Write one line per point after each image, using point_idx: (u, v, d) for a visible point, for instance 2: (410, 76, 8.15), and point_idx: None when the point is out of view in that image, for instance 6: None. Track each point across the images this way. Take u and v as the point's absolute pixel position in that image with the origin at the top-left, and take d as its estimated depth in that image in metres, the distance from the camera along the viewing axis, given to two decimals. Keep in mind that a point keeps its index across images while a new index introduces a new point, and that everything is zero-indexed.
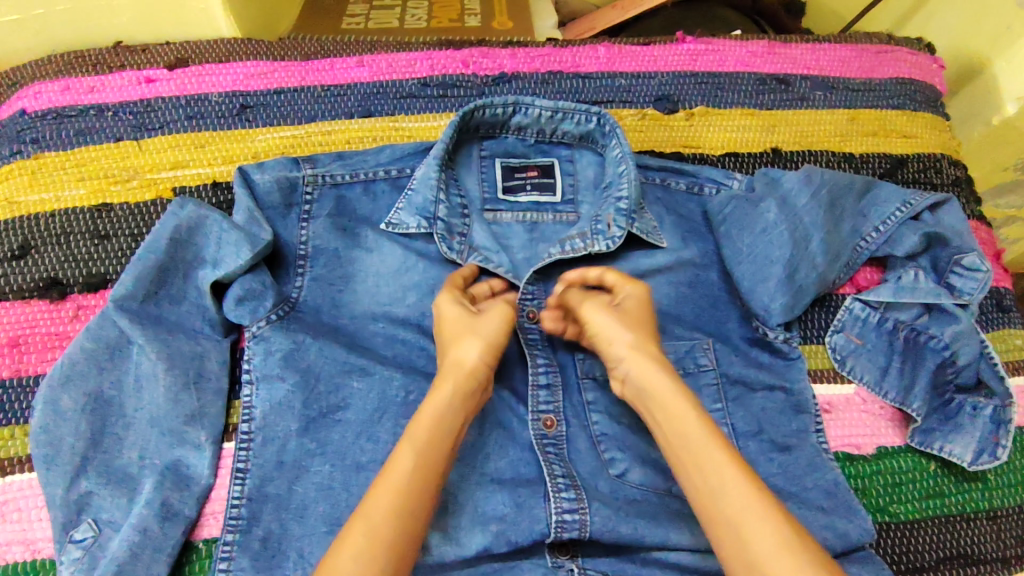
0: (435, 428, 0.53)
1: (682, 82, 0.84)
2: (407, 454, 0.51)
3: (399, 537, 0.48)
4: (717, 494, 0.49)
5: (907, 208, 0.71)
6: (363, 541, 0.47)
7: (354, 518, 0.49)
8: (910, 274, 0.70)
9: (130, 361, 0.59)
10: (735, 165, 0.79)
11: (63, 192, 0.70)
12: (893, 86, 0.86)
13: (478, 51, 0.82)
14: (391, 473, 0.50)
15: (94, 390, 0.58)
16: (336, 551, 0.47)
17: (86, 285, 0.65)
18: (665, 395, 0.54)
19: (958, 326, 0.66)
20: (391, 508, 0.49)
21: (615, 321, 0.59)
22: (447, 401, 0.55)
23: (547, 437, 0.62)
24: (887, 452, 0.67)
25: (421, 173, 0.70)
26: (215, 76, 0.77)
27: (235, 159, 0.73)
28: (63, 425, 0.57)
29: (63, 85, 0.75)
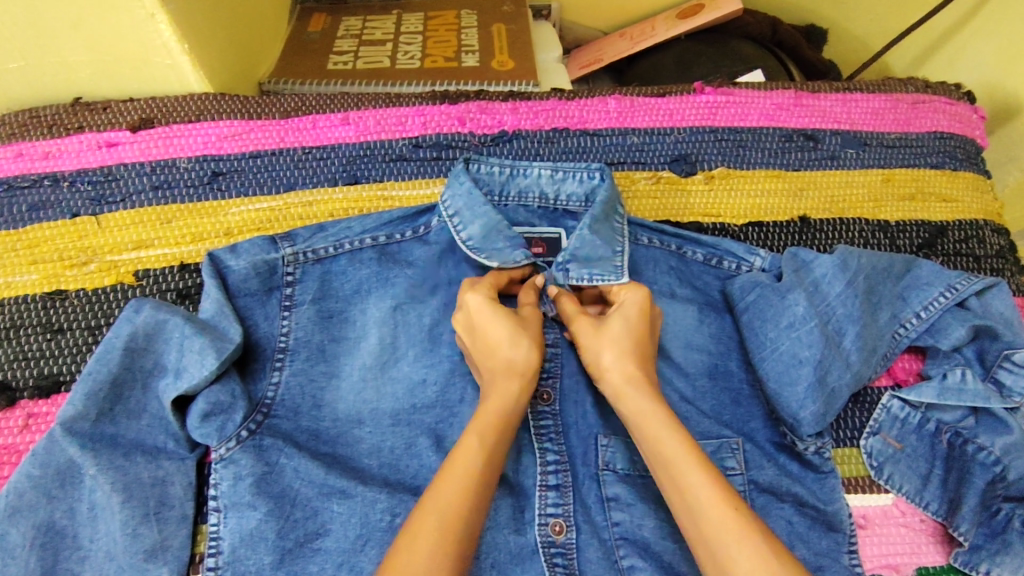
0: (499, 422, 0.51)
1: (701, 139, 0.76)
2: (473, 444, 0.49)
3: (471, 528, 0.46)
4: (694, 515, 0.46)
5: (952, 293, 0.63)
6: (435, 532, 0.44)
7: (423, 505, 0.46)
8: (957, 373, 0.62)
9: (84, 488, 0.52)
10: (760, 238, 0.72)
11: (14, 277, 0.63)
12: (932, 142, 0.79)
13: (476, 105, 0.75)
14: (460, 462, 0.48)
15: (44, 521, 0.51)
16: (406, 540, 0.45)
17: (38, 389, 0.59)
18: (640, 413, 0.52)
19: (1010, 437, 0.60)
20: (465, 501, 0.46)
21: (601, 333, 0.56)
22: (508, 393, 0.53)
23: (555, 544, 0.56)
24: (928, 573, 0.61)
25: (480, 226, 0.63)
26: (184, 138, 0.69)
27: (205, 236, 0.66)
28: (10, 565, 0.50)
29: (15, 151, 0.67)
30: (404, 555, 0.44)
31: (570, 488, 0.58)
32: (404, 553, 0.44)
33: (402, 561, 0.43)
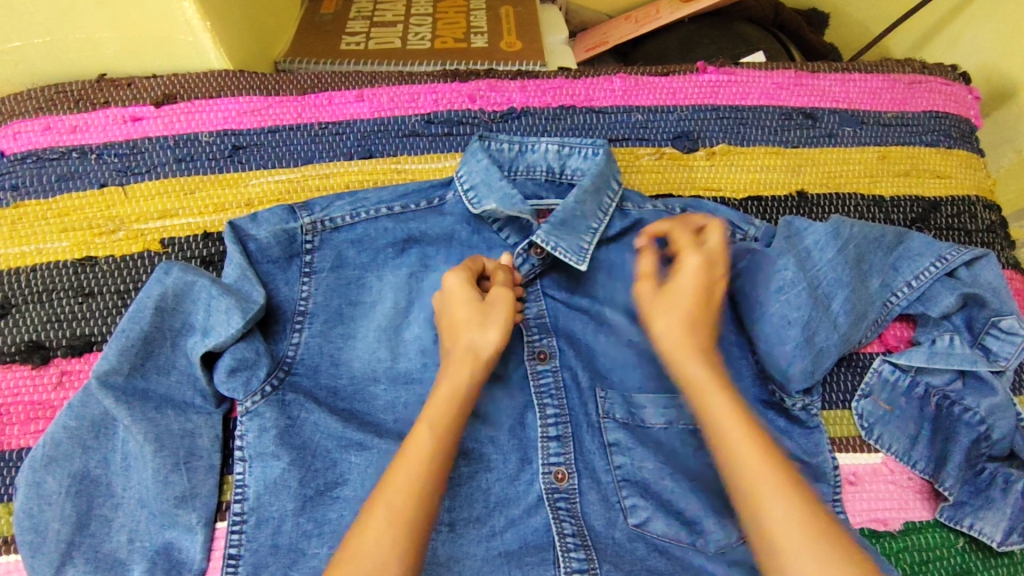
0: (451, 411, 0.53)
1: (703, 116, 0.79)
2: (426, 434, 0.51)
3: (423, 515, 0.48)
4: (736, 468, 0.48)
5: (942, 263, 0.66)
6: (386, 521, 0.47)
7: (377, 496, 0.49)
8: (945, 338, 0.65)
9: (117, 439, 0.56)
10: (759, 211, 0.75)
11: (45, 243, 0.66)
12: (927, 121, 0.81)
13: (486, 84, 0.77)
14: (411, 457, 0.50)
15: (79, 470, 0.55)
16: (364, 526, 0.47)
17: (71, 349, 0.62)
18: (693, 370, 0.54)
19: (995, 398, 0.62)
20: (417, 487, 0.49)
21: (667, 297, 0.58)
22: (464, 382, 0.55)
23: (559, 490, 0.59)
24: (914, 527, 0.63)
25: (498, 200, 0.65)
26: (205, 113, 0.72)
27: (226, 206, 0.69)
28: (48, 510, 0.53)
29: (43, 124, 0.70)
30: (358, 543, 0.47)
31: (571, 440, 0.61)
32: (359, 543, 0.47)
33: (359, 549, 0.46)
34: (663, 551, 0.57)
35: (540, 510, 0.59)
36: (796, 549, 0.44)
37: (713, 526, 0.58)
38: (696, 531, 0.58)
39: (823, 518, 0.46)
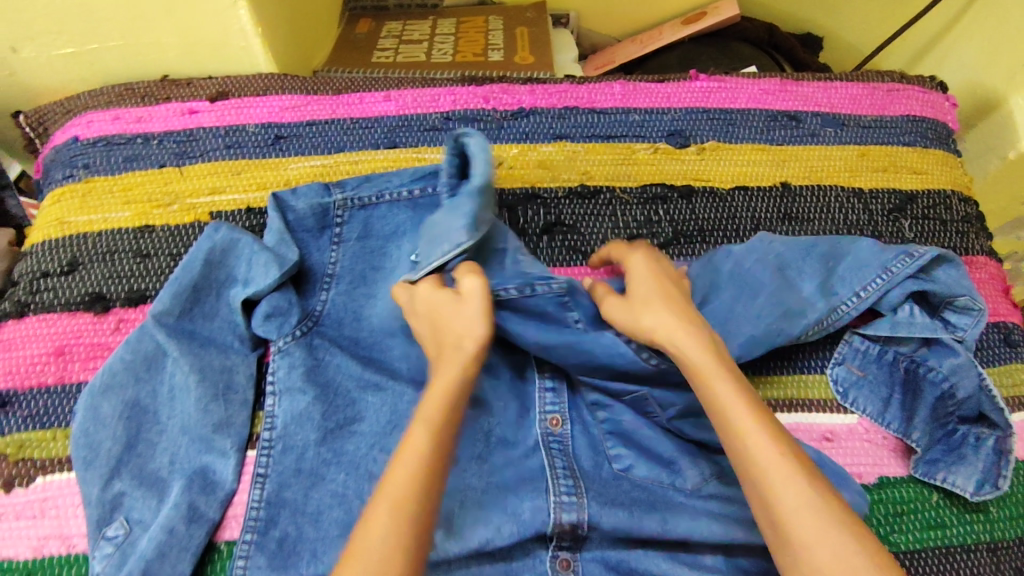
0: (444, 407, 0.54)
1: (695, 118, 0.87)
2: (420, 432, 0.52)
3: (425, 508, 0.49)
4: (755, 471, 0.50)
5: (888, 273, 0.68)
6: (389, 517, 0.48)
7: (379, 493, 0.49)
8: (906, 310, 0.70)
9: (165, 372, 0.64)
10: (745, 200, 0.82)
11: (110, 213, 0.75)
12: (905, 124, 0.88)
13: (499, 87, 0.87)
14: (408, 454, 0.51)
15: (131, 399, 0.62)
16: (366, 528, 0.48)
17: (129, 301, 0.71)
18: (705, 374, 0.54)
19: (958, 359, 0.67)
20: (416, 484, 0.50)
21: (631, 304, 0.61)
22: (452, 385, 0.55)
23: (552, 434, 0.65)
24: (887, 482, 0.68)
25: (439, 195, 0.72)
26: (253, 108, 0.82)
27: (267, 186, 0.78)
28: (102, 430, 0.61)
29: (113, 115, 0.81)
30: (362, 542, 0.47)
31: (566, 390, 0.68)
32: (364, 542, 0.47)
33: (362, 552, 0.46)
34: (647, 488, 0.63)
35: (536, 451, 0.65)
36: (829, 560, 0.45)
37: (692, 464, 0.63)
38: (677, 472, 0.63)
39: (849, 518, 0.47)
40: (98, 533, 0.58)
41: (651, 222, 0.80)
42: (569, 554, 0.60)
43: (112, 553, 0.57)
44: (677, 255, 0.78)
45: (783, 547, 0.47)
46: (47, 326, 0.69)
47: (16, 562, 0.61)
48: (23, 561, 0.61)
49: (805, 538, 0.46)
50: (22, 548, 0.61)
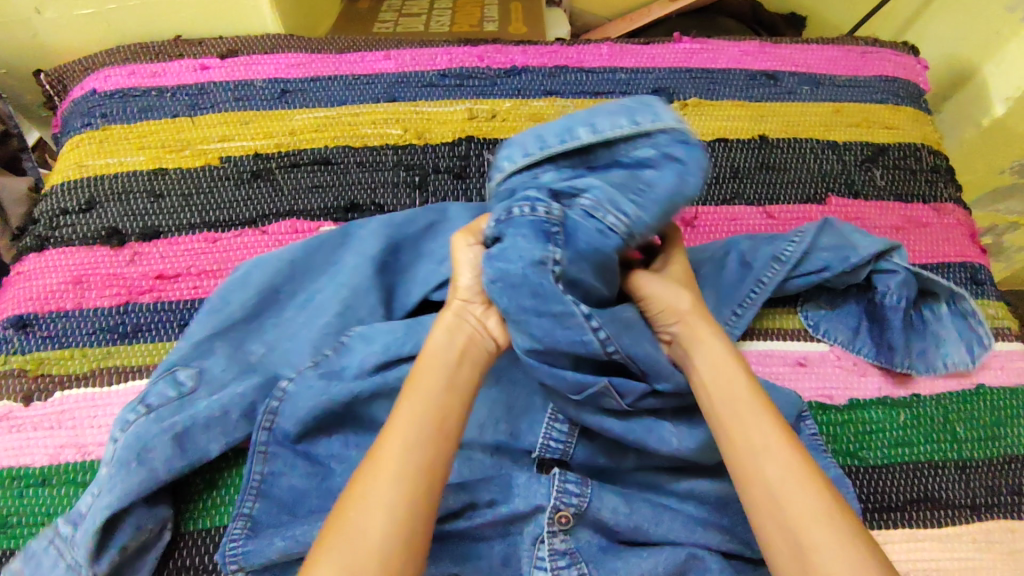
0: (439, 379, 0.53)
1: (678, 77, 0.92)
2: (408, 404, 0.51)
3: (415, 483, 0.48)
4: (768, 477, 0.49)
5: (762, 284, 0.73)
6: (373, 490, 0.47)
7: (364, 469, 0.49)
8: (813, 275, 0.74)
9: (313, 284, 0.70)
10: (726, 150, 0.86)
11: (126, 157, 0.80)
12: (878, 84, 0.93)
13: (493, 48, 0.92)
14: (398, 426, 0.50)
15: (270, 282, 0.69)
16: (348, 506, 0.47)
17: (143, 235, 0.75)
18: (728, 372, 0.55)
19: (898, 276, 0.73)
20: (405, 458, 0.49)
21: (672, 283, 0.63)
22: (444, 355, 0.55)
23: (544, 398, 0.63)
24: (858, 404, 0.71)
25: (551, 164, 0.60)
26: (261, 65, 0.87)
27: (274, 134, 0.83)
28: (236, 293, 0.68)
29: (129, 70, 0.86)
30: (344, 519, 0.46)
31: None
32: (345, 519, 0.46)
33: (341, 527, 0.46)
34: None
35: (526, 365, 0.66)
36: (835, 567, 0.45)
37: None
38: None
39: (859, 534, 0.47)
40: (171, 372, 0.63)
41: None
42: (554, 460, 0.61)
43: (167, 402, 0.61)
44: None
45: (772, 514, 0.48)
46: (66, 258, 0.74)
47: (32, 468, 0.64)
48: (38, 468, 0.64)
49: (814, 543, 0.46)
50: (38, 456, 0.64)
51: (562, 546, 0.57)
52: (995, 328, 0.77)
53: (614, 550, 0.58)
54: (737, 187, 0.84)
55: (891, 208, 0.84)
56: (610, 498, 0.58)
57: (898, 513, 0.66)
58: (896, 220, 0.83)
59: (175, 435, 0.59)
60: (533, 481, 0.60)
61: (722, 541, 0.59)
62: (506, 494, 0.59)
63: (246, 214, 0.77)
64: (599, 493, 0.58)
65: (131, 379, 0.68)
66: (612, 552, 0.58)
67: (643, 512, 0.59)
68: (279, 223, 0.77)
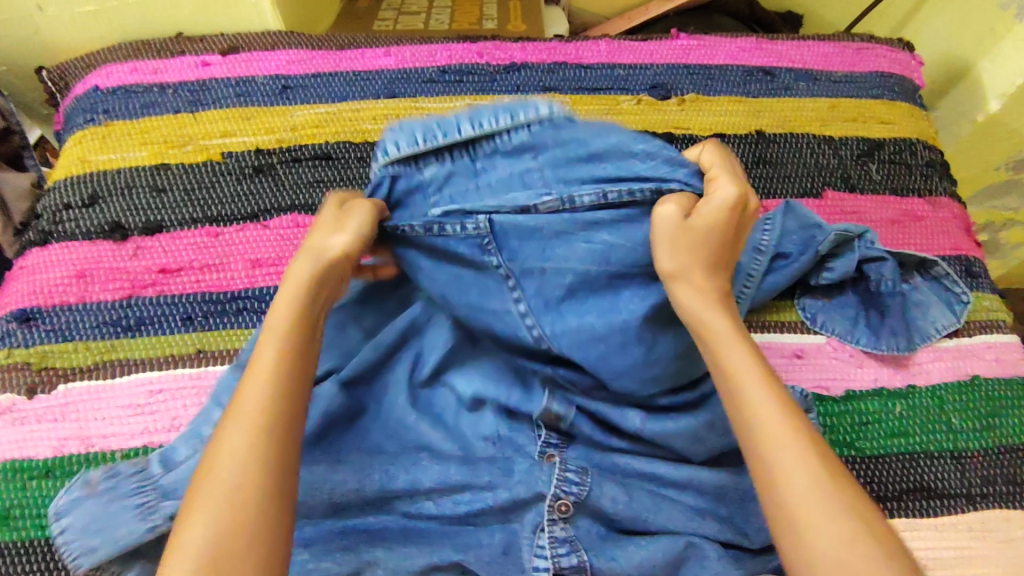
0: (293, 353, 0.51)
1: (676, 73, 0.92)
2: (263, 381, 0.49)
3: (266, 460, 0.46)
4: (778, 462, 0.47)
5: (761, 252, 0.71)
6: (227, 470, 0.45)
7: (219, 447, 0.46)
8: (799, 251, 0.74)
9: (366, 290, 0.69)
10: (723, 145, 0.87)
11: (128, 153, 0.81)
12: (874, 80, 0.94)
13: (492, 45, 0.93)
14: (247, 401, 0.48)
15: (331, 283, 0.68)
16: (200, 482, 0.45)
17: (146, 230, 0.76)
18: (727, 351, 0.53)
19: (885, 260, 0.75)
20: (253, 437, 0.46)
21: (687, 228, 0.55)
22: (297, 322, 0.52)
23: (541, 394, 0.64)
24: (854, 396, 0.72)
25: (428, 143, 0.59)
26: (262, 61, 0.88)
27: (276, 130, 0.83)
28: None
29: (131, 67, 0.86)
30: (199, 497, 0.44)
31: None
32: (202, 498, 0.44)
33: (198, 506, 0.44)
34: None
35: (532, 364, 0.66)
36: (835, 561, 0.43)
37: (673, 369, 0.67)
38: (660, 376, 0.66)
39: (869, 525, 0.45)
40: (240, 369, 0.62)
41: None
42: (556, 450, 0.61)
43: (227, 398, 0.61)
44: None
45: (784, 525, 0.46)
46: (69, 252, 0.74)
47: (36, 460, 0.64)
48: (42, 461, 0.64)
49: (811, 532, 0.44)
50: (42, 449, 0.65)
51: (562, 534, 0.58)
52: (991, 321, 0.78)
53: (613, 538, 0.59)
54: None
55: (887, 201, 0.85)
56: (609, 487, 0.59)
57: (894, 502, 0.67)
58: (892, 213, 0.84)
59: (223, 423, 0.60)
60: (534, 468, 0.60)
61: (719, 529, 0.60)
62: (505, 476, 0.60)
63: (248, 208, 0.78)
64: (598, 482, 0.59)
65: (134, 372, 0.68)
66: (612, 540, 0.59)
67: (642, 500, 0.60)
68: (281, 218, 0.77)
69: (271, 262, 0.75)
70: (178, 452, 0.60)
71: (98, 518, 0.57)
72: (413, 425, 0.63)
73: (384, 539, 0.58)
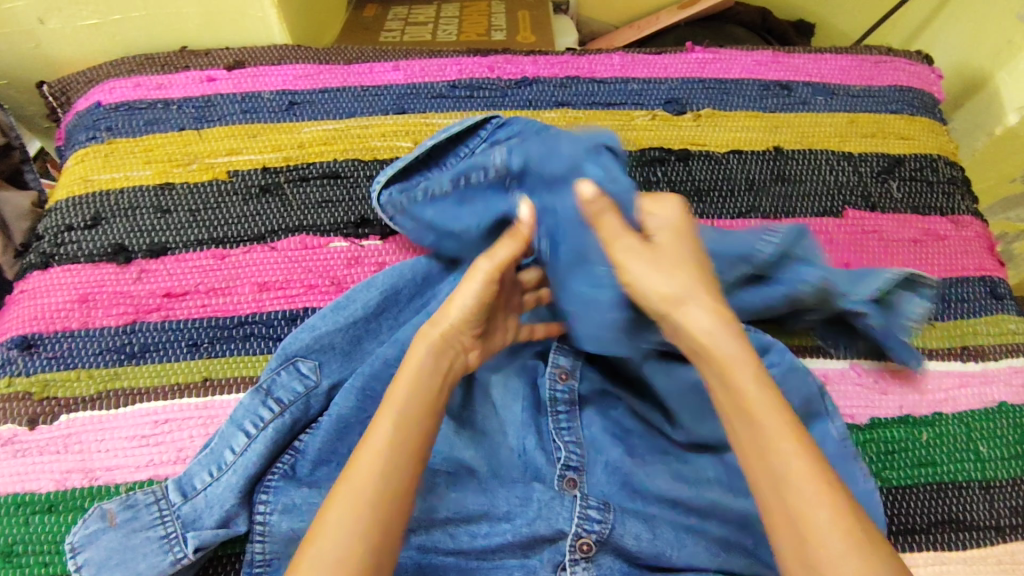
0: (416, 394, 0.53)
1: (691, 87, 0.90)
2: (385, 425, 0.51)
3: (389, 505, 0.48)
4: (778, 472, 0.46)
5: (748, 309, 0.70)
6: (347, 506, 0.47)
7: (335, 493, 0.48)
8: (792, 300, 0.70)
9: (400, 313, 0.68)
10: (740, 162, 0.85)
11: (132, 172, 0.79)
12: (892, 94, 0.92)
13: (503, 58, 0.91)
14: (369, 443, 0.50)
15: (370, 308, 0.67)
16: (322, 521, 0.47)
17: (150, 252, 0.74)
18: (725, 358, 0.50)
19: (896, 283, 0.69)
20: (378, 483, 0.48)
21: (655, 255, 0.53)
22: (418, 367, 0.55)
23: (563, 408, 0.63)
24: (879, 423, 0.70)
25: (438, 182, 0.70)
26: (268, 76, 0.86)
27: (283, 148, 0.81)
28: (343, 314, 0.66)
29: (134, 82, 0.84)
30: (317, 536, 0.46)
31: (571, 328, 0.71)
32: (319, 536, 0.46)
33: (316, 547, 0.46)
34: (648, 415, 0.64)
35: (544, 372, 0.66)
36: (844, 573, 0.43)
37: None
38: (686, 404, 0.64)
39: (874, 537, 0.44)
40: (263, 395, 0.61)
41: (649, 182, 0.83)
42: (576, 474, 0.60)
43: (251, 424, 0.60)
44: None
45: (794, 541, 0.44)
46: (72, 276, 0.72)
47: (39, 494, 0.62)
48: (45, 495, 0.62)
49: (821, 541, 0.43)
50: (44, 482, 0.63)
51: (584, 574, 0.56)
52: (1017, 344, 0.76)
53: None
54: (753, 200, 0.83)
55: (908, 220, 0.83)
56: (632, 522, 0.57)
57: (922, 535, 0.65)
58: (914, 232, 0.82)
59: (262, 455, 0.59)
60: (555, 501, 0.58)
61: (746, 566, 0.58)
62: (524, 506, 0.58)
63: (255, 229, 0.76)
64: (621, 518, 0.57)
65: (138, 401, 0.66)
66: None
67: (666, 536, 0.57)
68: (290, 239, 0.75)
69: (279, 285, 0.73)
70: (199, 478, 0.59)
71: (121, 551, 0.56)
72: (436, 430, 0.61)
73: None
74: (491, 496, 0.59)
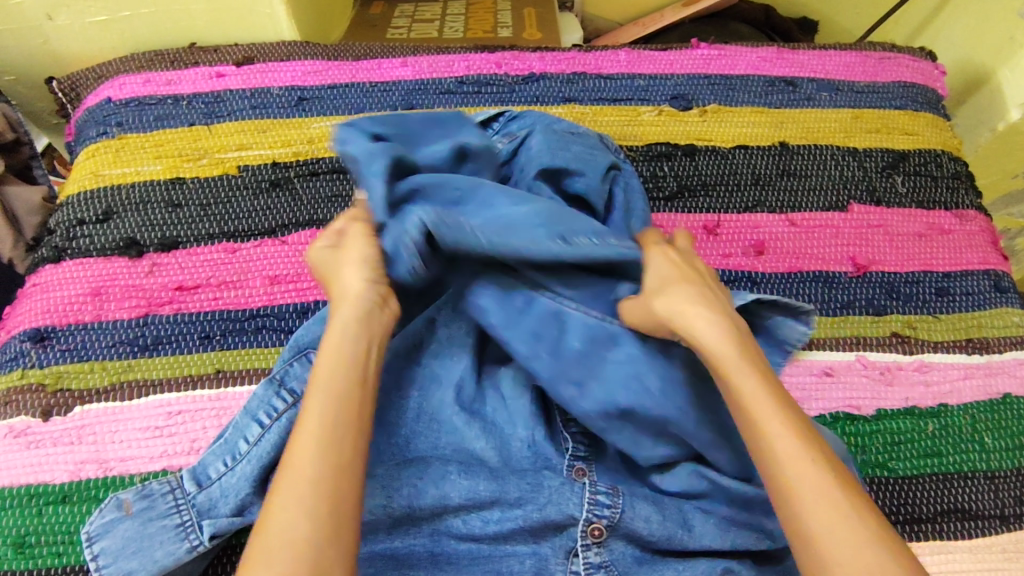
0: (340, 364, 0.51)
1: (696, 83, 0.91)
2: (318, 400, 0.49)
3: (341, 482, 0.46)
4: (772, 456, 0.47)
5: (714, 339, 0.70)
6: (295, 491, 0.45)
7: (279, 478, 0.46)
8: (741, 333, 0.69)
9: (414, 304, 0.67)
10: (746, 156, 0.86)
11: (143, 167, 0.79)
12: (897, 90, 0.93)
13: (510, 55, 0.91)
14: (306, 422, 0.48)
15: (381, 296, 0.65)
16: (270, 511, 0.45)
17: (162, 246, 0.74)
18: (717, 355, 0.52)
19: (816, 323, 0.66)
20: (324, 461, 0.46)
21: (649, 287, 0.58)
22: (343, 339, 0.52)
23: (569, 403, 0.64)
24: (885, 415, 0.71)
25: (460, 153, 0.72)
26: (278, 73, 0.86)
27: (292, 143, 0.82)
28: None
29: (145, 78, 0.85)
30: (267, 527, 0.44)
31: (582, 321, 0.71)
32: (270, 526, 0.44)
33: (266, 537, 0.43)
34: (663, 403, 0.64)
35: None
36: (841, 550, 0.43)
37: None
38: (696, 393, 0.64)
39: (874, 519, 0.45)
40: (276, 386, 0.61)
41: (656, 177, 0.83)
42: (584, 465, 0.60)
43: (264, 415, 0.60)
44: (682, 207, 0.82)
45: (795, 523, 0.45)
46: (84, 269, 0.73)
47: (53, 485, 0.63)
48: (59, 485, 0.63)
49: (816, 522, 0.44)
50: (59, 473, 0.63)
51: (596, 559, 0.57)
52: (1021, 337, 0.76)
53: (648, 561, 0.58)
54: (759, 194, 0.83)
55: (913, 214, 0.84)
56: (642, 507, 0.58)
57: (927, 524, 0.66)
58: (919, 226, 0.83)
59: (277, 445, 0.59)
60: (565, 486, 0.59)
61: (754, 549, 0.58)
62: (535, 492, 0.59)
63: (265, 224, 0.76)
64: (631, 504, 0.58)
65: (151, 393, 0.67)
66: (647, 564, 0.58)
67: (675, 520, 0.58)
68: (300, 233, 0.76)
69: (290, 278, 0.73)
70: (213, 468, 0.59)
71: (138, 539, 0.56)
72: (448, 419, 0.61)
73: (411, 566, 0.57)
74: (501, 483, 0.59)
